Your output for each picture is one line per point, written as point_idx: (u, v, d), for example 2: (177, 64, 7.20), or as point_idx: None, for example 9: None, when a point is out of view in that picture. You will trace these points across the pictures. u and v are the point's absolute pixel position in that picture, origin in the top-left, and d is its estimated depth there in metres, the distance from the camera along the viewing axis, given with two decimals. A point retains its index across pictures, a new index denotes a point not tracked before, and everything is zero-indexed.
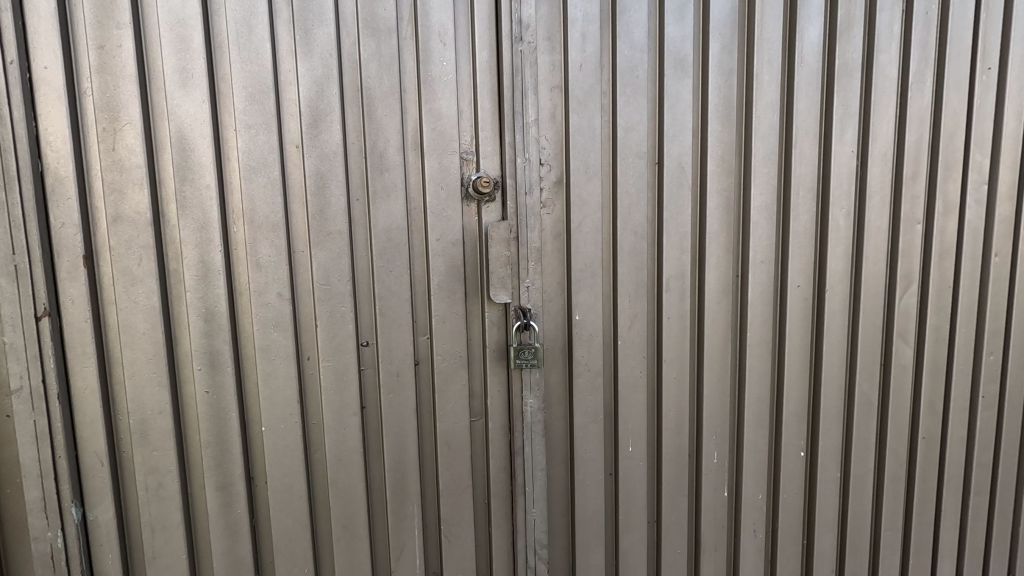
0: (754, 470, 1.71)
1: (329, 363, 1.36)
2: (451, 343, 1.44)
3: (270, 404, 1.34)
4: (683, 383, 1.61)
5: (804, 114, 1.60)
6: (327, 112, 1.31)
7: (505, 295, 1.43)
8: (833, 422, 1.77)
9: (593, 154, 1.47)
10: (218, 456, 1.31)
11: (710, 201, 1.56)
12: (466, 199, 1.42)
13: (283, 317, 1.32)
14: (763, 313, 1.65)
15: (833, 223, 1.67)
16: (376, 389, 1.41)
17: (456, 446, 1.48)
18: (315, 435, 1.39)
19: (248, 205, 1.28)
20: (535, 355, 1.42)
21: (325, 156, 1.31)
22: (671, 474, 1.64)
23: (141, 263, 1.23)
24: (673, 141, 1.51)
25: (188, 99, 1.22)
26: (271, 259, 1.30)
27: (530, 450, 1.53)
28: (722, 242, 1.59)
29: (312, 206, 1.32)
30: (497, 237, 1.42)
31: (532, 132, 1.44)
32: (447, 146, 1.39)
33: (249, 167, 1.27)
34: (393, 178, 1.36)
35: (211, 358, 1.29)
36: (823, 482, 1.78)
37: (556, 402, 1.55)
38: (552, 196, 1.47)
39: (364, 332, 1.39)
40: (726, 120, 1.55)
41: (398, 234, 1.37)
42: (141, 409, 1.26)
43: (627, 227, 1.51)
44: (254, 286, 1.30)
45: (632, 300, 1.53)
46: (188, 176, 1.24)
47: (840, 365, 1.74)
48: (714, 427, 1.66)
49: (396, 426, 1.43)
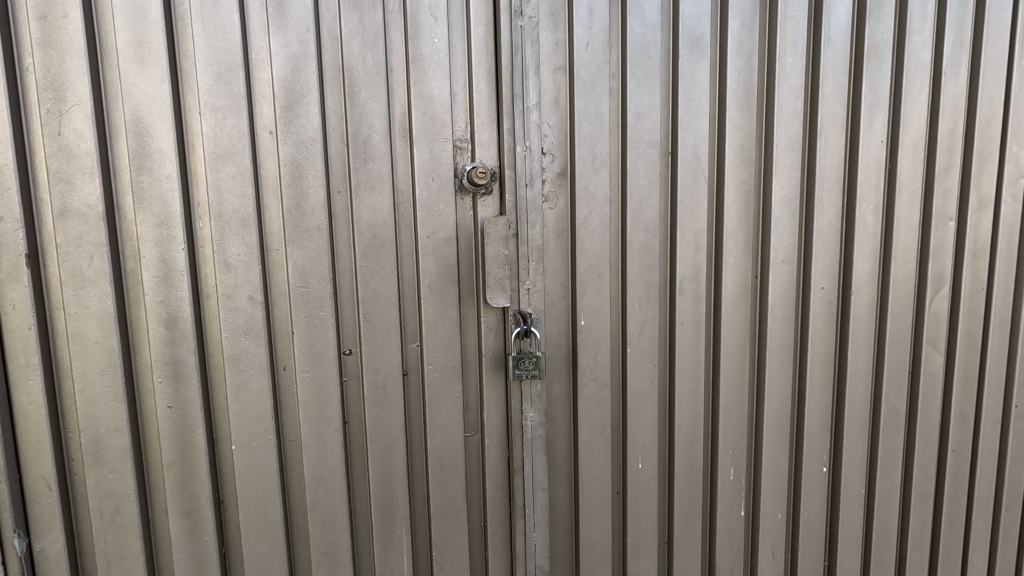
0: (772, 487, 1.58)
1: (307, 373, 1.23)
2: (444, 350, 1.30)
3: (241, 420, 1.20)
4: (697, 393, 1.47)
5: (829, 99, 1.47)
6: (304, 94, 1.17)
7: (503, 300, 1.28)
8: (858, 435, 1.63)
9: (600, 143, 1.33)
10: (183, 478, 1.18)
11: (728, 194, 1.42)
12: (459, 191, 1.28)
13: (254, 322, 1.19)
14: (784, 317, 1.51)
15: (860, 219, 1.53)
16: (360, 403, 1.28)
17: (449, 464, 1.34)
18: (292, 453, 1.25)
19: (215, 198, 1.14)
20: (536, 365, 1.29)
21: (302, 143, 1.17)
22: (684, 492, 1.51)
23: (93, 263, 1.09)
24: (688, 129, 1.38)
25: (145, 77, 1.08)
26: (240, 258, 1.16)
27: (530, 468, 1.40)
28: (740, 239, 1.45)
29: (287, 199, 1.18)
30: (494, 234, 1.27)
31: (533, 117, 1.30)
32: (439, 132, 1.25)
33: (215, 155, 1.13)
34: (379, 168, 1.22)
35: (173, 369, 1.15)
36: (847, 499, 1.65)
37: (560, 415, 1.41)
38: (555, 188, 1.33)
39: (346, 339, 1.25)
40: (746, 107, 1.41)
41: (384, 231, 1.24)
42: (94, 426, 1.12)
43: (637, 223, 1.37)
44: (221, 288, 1.16)
45: (643, 304, 1.40)
46: (145, 165, 1.10)
47: (866, 374, 1.60)
48: (731, 441, 1.53)
49: (382, 442, 1.29)
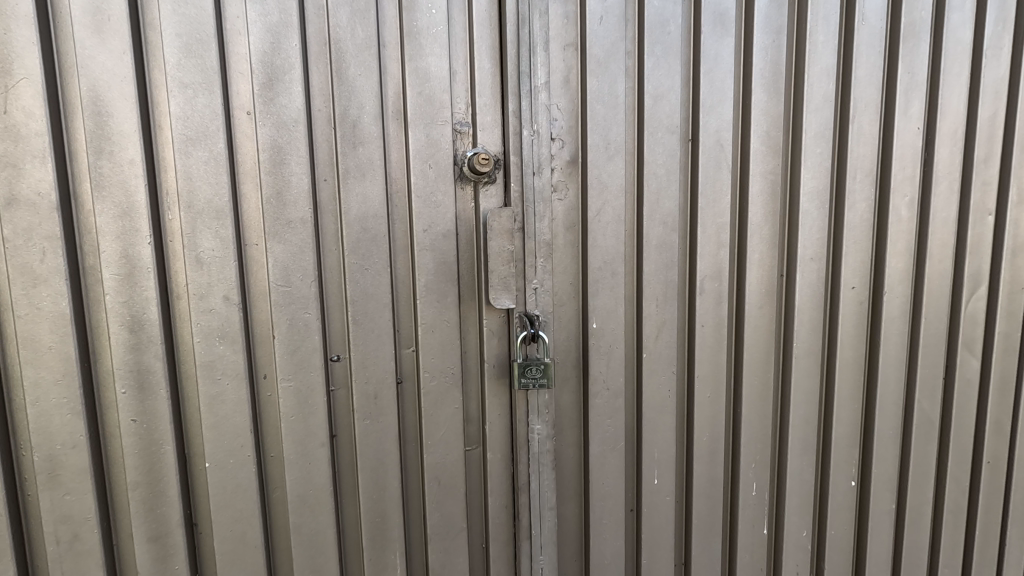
0: (797, 503, 1.46)
1: (289, 383, 1.10)
2: (442, 356, 1.18)
3: (216, 434, 1.08)
4: (718, 403, 1.35)
5: (863, 81, 1.34)
6: (285, 70, 1.04)
7: (507, 300, 1.15)
8: (889, 446, 1.51)
9: (616, 127, 1.21)
10: (150, 499, 1.05)
11: (753, 185, 1.30)
12: (460, 180, 1.16)
13: (230, 326, 1.06)
14: (811, 319, 1.39)
15: (893, 213, 1.41)
16: (349, 414, 1.15)
17: (448, 481, 1.22)
18: (273, 471, 1.13)
19: (184, 186, 1.01)
20: (544, 373, 1.16)
21: (284, 125, 1.05)
22: (703, 510, 1.39)
23: (45, 259, 0.96)
24: (711, 113, 1.25)
25: (105, 49, 0.95)
26: (213, 253, 1.04)
27: (537, 485, 1.27)
28: (766, 235, 1.33)
29: (266, 187, 1.05)
30: (498, 229, 1.14)
31: (541, 98, 1.17)
32: (436, 114, 1.13)
33: (185, 138, 1.01)
34: (370, 153, 1.10)
35: (138, 378, 1.02)
36: (876, 515, 1.53)
37: (569, 427, 1.29)
38: (565, 178, 1.21)
39: (333, 344, 1.13)
40: (773, 90, 1.29)
41: (375, 224, 1.11)
42: (49, 443, 1.00)
43: (655, 216, 1.25)
44: (193, 288, 1.03)
45: (660, 305, 1.28)
46: (105, 148, 0.97)
47: (898, 382, 1.48)
48: (753, 454, 1.41)
49: (374, 458, 1.17)
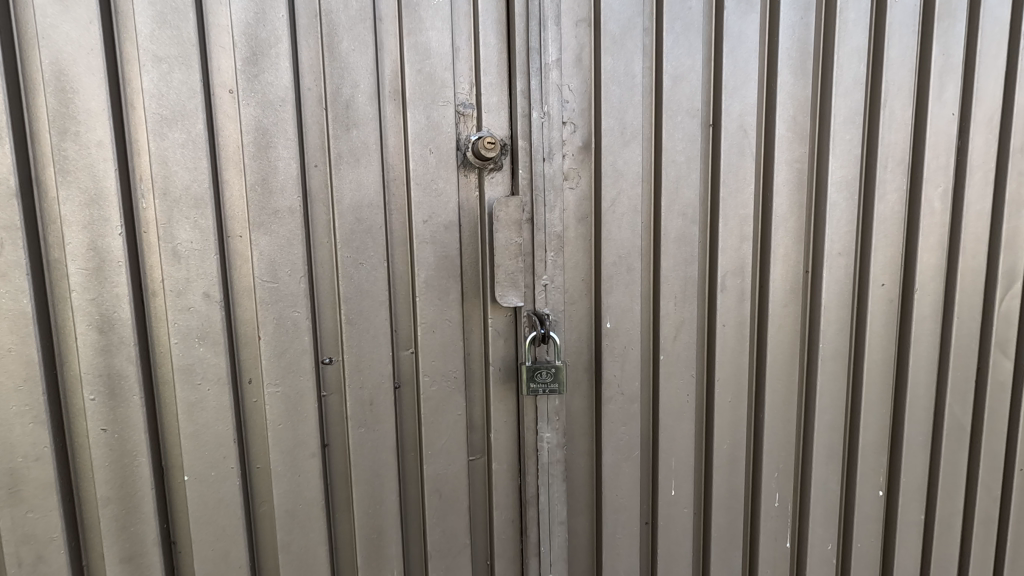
0: (822, 514, 1.37)
1: (276, 389, 1.01)
2: (444, 358, 1.09)
3: (195, 445, 0.98)
4: (739, 409, 1.26)
5: (896, 63, 1.25)
6: (271, 44, 0.94)
7: (515, 297, 1.06)
8: (917, 454, 1.42)
9: (632, 111, 1.11)
10: (123, 515, 0.96)
11: (778, 174, 1.21)
12: (463, 167, 1.07)
13: (211, 326, 0.96)
14: (838, 319, 1.30)
15: (926, 205, 1.32)
16: (343, 421, 1.06)
17: (450, 494, 1.13)
18: (259, 484, 1.03)
19: (160, 171, 0.92)
20: (555, 377, 1.06)
21: (270, 104, 0.95)
22: (722, 522, 1.29)
23: (4, 251, 0.87)
24: (734, 96, 1.16)
25: (69, 17, 0.86)
26: (192, 246, 0.94)
27: (546, 497, 1.18)
28: (791, 228, 1.24)
29: (251, 173, 0.96)
30: (505, 219, 1.05)
31: (552, 78, 1.08)
32: (438, 94, 1.03)
33: (160, 118, 0.91)
34: (365, 136, 1.00)
35: (109, 383, 0.93)
36: (903, 527, 1.44)
37: (580, 435, 1.19)
38: (577, 164, 1.11)
39: (325, 345, 1.03)
40: (800, 71, 1.19)
41: (371, 214, 1.02)
42: (9, 455, 0.90)
43: (674, 207, 1.15)
44: (170, 284, 0.94)
45: (679, 303, 1.18)
46: (69, 129, 0.88)
47: (928, 385, 1.39)
48: (776, 463, 1.31)
49: (370, 470, 1.08)
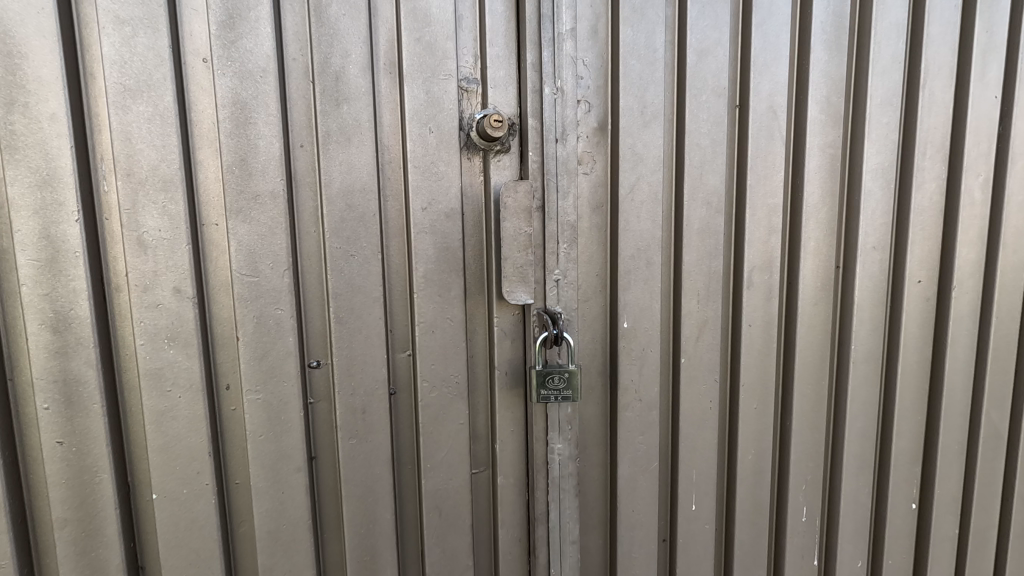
0: (852, 529, 1.27)
1: (256, 396, 0.90)
2: (445, 361, 0.98)
3: (166, 459, 0.87)
4: (765, 416, 1.16)
5: (937, 40, 1.14)
6: (250, 7, 0.84)
7: (524, 294, 0.95)
8: (952, 464, 1.32)
9: (653, 87, 1.01)
10: (83, 538, 0.85)
11: (809, 161, 1.11)
12: (467, 149, 0.96)
13: (182, 326, 0.86)
14: (872, 318, 1.20)
15: (967, 195, 1.21)
16: (332, 432, 0.95)
17: (451, 511, 1.02)
18: (238, 502, 0.92)
19: (123, 149, 0.81)
20: (568, 384, 0.95)
21: (249, 74, 0.84)
22: (746, 539, 1.19)
23: None
24: (763, 74, 1.06)
25: None
26: (160, 234, 0.83)
27: (556, 513, 1.08)
28: (822, 220, 1.14)
29: (228, 153, 0.85)
30: (515, 206, 0.94)
31: (566, 50, 0.97)
32: (439, 66, 0.93)
33: (123, 88, 0.80)
34: (357, 112, 0.90)
35: (65, 390, 0.82)
36: (936, 542, 1.34)
37: (593, 445, 1.09)
38: (591, 147, 1.01)
39: (313, 347, 0.93)
40: (835, 48, 1.09)
41: (363, 200, 0.91)
42: None
43: (697, 195, 1.05)
44: (136, 278, 0.83)
45: (702, 301, 1.08)
46: (17, 99, 0.76)
47: (965, 391, 1.28)
48: (803, 474, 1.21)
49: (363, 484, 0.97)
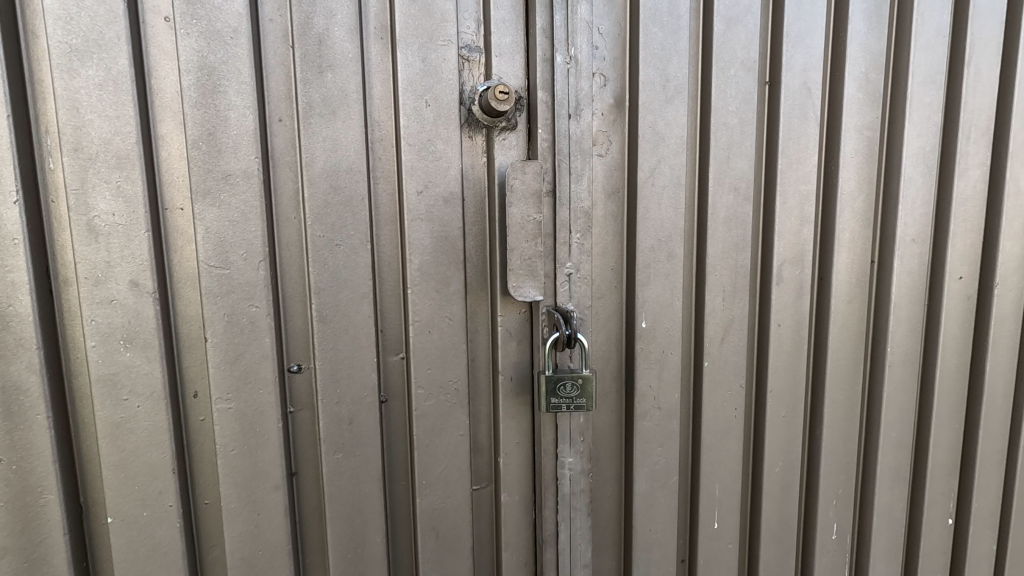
0: (884, 547, 1.17)
1: (227, 405, 0.79)
2: (442, 365, 0.88)
3: (124, 477, 0.76)
4: (794, 424, 1.06)
5: (985, 11, 1.04)
6: None
7: (532, 289, 0.85)
8: (991, 476, 1.21)
9: (676, 59, 0.90)
10: (27, 568, 0.74)
11: (845, 144, 1.00)
12: (469, 126, 0.86)
13: (141, 325, 0.74)
14: (910, 318, 1.09)
15: (1015, 184, 1.09)
16: (315, 445, 0.84)
17: (449, 532, 0.92)
18: (208, 525, 0.81)
19: (71, 120, 0.70)
20: (581, 391, 0.85)
21: (217, 35, 0.73)
22: (771, 559, 1.09)
23: None
24: (797, 47, 0.95)
25: None
26: (114, 219, 0.72)
27: (566, 533, 0.97)
28: (858, 209, 1.03)
29: (193, 127, 0.74)
30: (523, 189, 0.83)
31: (579, 15, 0.87)
32: (437, 30, 0.82)
33: (69, 48, 0.69)
34: (343, 82, 0.79)
35: (3, 399, 0.71)
36: (972, 560, 1.24)
37: (606, 459, 0.98)
38: (607, 125, 0.90)
39: (293, 350, 0.82)
40: (875, 19, 0.99)
41: (350, 183, 0.80)
42: None
43: (723, 182, 0.94)
44: (86, 269, 0.72)
45: (726, 298, 0.98)
46: None
47: (1006, 397, 1.18)
48: (833, 488, 1.11)
49: (350, 503, 0.86)
